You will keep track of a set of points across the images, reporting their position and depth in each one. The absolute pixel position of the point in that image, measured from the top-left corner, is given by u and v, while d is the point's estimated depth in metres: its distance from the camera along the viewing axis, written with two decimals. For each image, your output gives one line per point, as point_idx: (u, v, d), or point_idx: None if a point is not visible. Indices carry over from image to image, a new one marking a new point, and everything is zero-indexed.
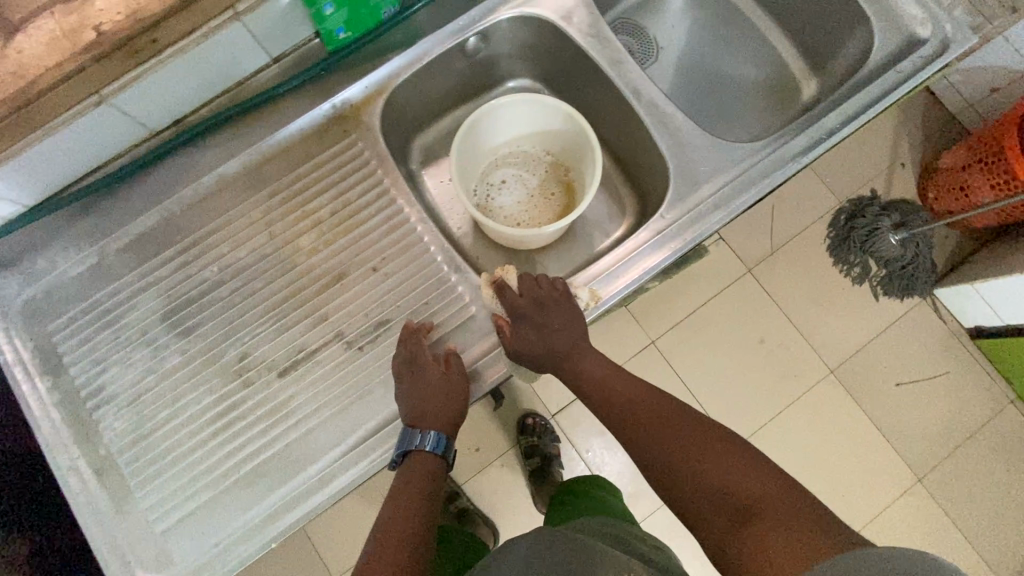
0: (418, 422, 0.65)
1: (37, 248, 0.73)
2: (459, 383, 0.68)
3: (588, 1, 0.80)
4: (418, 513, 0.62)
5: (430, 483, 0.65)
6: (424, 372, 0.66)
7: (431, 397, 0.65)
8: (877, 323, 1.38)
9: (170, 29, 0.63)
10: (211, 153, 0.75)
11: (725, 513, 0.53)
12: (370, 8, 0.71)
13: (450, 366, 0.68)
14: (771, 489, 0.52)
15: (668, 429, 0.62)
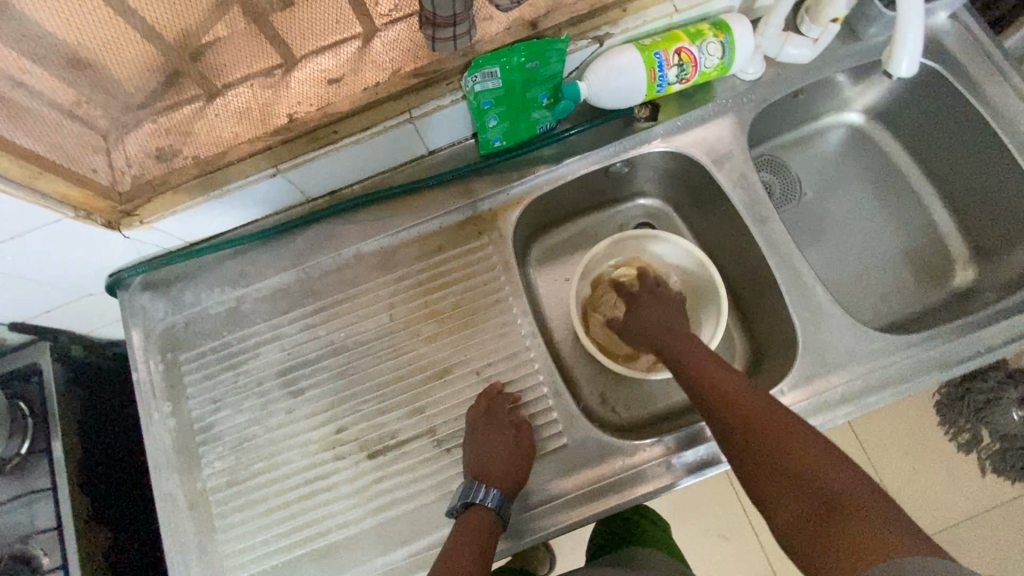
0: (484, 476, 0.66)
1: (186, 280, 0.80)
2: (526, 448, 0.69)
3: (744, 146, 0.78)
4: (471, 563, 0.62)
5: (484, 534, 0.65)
6: (498, 431, 0.68)
7: (500, 455, 0.67)
8: (979, 504, 1.23)
9: (351, 125, 0.70)
10: (356, 227, 0.80)
11: (813, 528, 0.52)
12: (529, 122, 0.77)
13: (521, 432, 0.70)
14: (861, 492, 0.52)
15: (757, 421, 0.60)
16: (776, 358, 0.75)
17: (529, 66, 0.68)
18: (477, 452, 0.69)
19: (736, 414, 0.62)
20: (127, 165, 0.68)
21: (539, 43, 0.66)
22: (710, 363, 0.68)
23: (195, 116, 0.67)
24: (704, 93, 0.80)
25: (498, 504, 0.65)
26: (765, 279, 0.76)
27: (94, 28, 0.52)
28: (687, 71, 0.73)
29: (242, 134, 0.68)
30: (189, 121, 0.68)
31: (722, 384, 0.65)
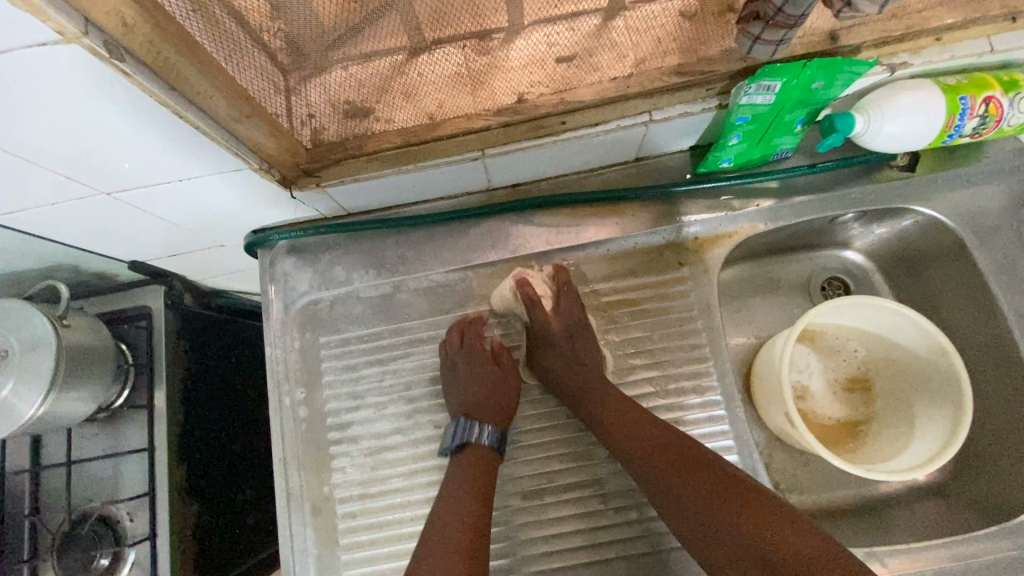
0: (474, 413, 0.63)
1: (336, 253, 0.70)
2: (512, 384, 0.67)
3: (1011, 223, 0.66)
4: (481, 506, 0.59)
5: (489, 469, 0.61)
6: (479, 363, 0.65)
7: (479, 391, 0.64)
8: None
9: (582, 118, 0.59)
10: (538, 229, 0.70)
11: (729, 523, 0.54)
12: (770, 146, 0.65)
13: (499, 361, 0.68)
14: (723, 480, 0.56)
15: (709, 486, 0.56)
16: (1002, 478, 0.65)
17: (812, 86, 0.57)
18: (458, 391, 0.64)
19: (689, 480, 0.57)
20: (310, 113, 0.58)
21: (834, 63, 0.53)
22: (622, 402, 0.63)
23: (395, 70, 0.56)
24: (972, 150, 0.68)
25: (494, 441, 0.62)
26: (1010, 384, 0.65)
27: None
28: (987, 124, 0.61)
29: (456, 105, 0.58)
30: (388, 76, 0.57)
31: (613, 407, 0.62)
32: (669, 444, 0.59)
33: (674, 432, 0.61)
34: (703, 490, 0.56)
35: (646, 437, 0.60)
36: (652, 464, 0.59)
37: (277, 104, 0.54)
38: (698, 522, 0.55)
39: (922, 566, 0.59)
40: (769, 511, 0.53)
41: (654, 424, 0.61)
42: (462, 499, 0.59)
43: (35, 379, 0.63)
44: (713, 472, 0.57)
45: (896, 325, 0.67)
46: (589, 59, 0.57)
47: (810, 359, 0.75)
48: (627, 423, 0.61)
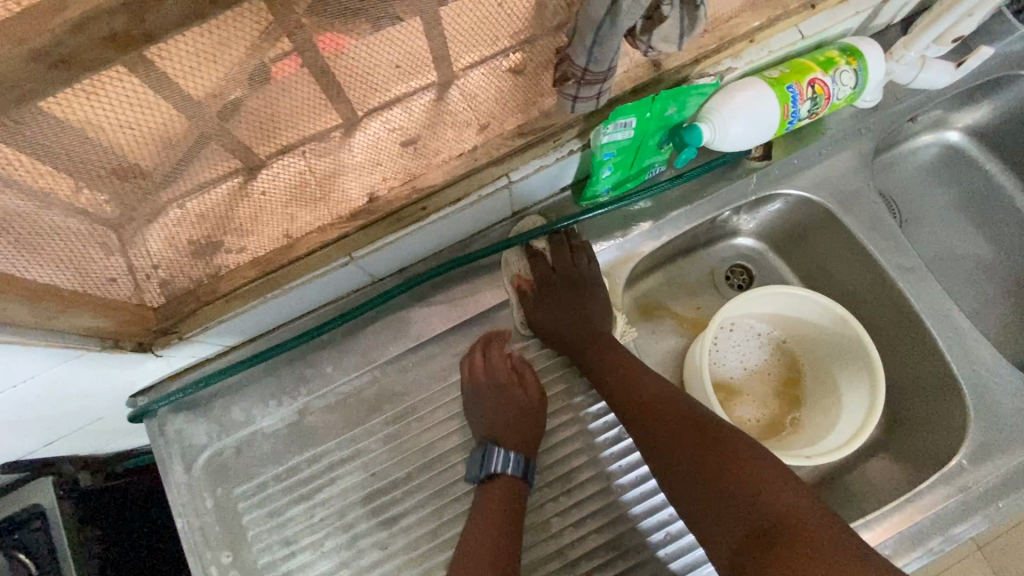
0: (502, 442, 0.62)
1: (231, 393, 0.65)
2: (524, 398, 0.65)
3: (867, 185, 0.70)
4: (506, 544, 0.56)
5: (503, 510, 0.58)
6: (487, 362, 0.66)
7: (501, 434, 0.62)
8: None
9: (441, 198, 0.57)
10: (438, 309, 0.67)
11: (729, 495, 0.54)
12: (642, 167, 0.66)
13: (525, 380, 0.66)
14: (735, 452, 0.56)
15: (705, 440, 0.57)
16: (930, 421, 0.67)
17: (666, 113, 0.59)
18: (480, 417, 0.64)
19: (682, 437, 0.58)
20: (153, 264, 0.49)
21: (683, 90, 0.57)
22: (637, 371, 0.64)
23: (236, 197, 0.47)
24: (816, 126, 0.71)
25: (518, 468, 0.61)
26: (912, 332, 0.67)
27: (136, 115, 0.34)
28: (819, 104, 0.63)
29: (309, 220, 0.54)
30: (230, 206, 0.48)
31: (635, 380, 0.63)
32: (674, 409, 0.60)
33: (672, 399, 0.61)
34: (689, 445, 0.58)
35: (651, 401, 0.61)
36: (648, 420, 0.61)
37: (116, 266, 0.46)
38: (684, 475, 0.57)
39: (884, 537, 0.59)
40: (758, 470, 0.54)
41: (659, 387, 0.63)
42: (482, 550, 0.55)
43: None
44: (713, 431, 0.58)
45: (807, 315, 0.71)
46: (437, 133, 0.52)
47: (733, 349, 0.76)
48: (635, 385, 0.63)
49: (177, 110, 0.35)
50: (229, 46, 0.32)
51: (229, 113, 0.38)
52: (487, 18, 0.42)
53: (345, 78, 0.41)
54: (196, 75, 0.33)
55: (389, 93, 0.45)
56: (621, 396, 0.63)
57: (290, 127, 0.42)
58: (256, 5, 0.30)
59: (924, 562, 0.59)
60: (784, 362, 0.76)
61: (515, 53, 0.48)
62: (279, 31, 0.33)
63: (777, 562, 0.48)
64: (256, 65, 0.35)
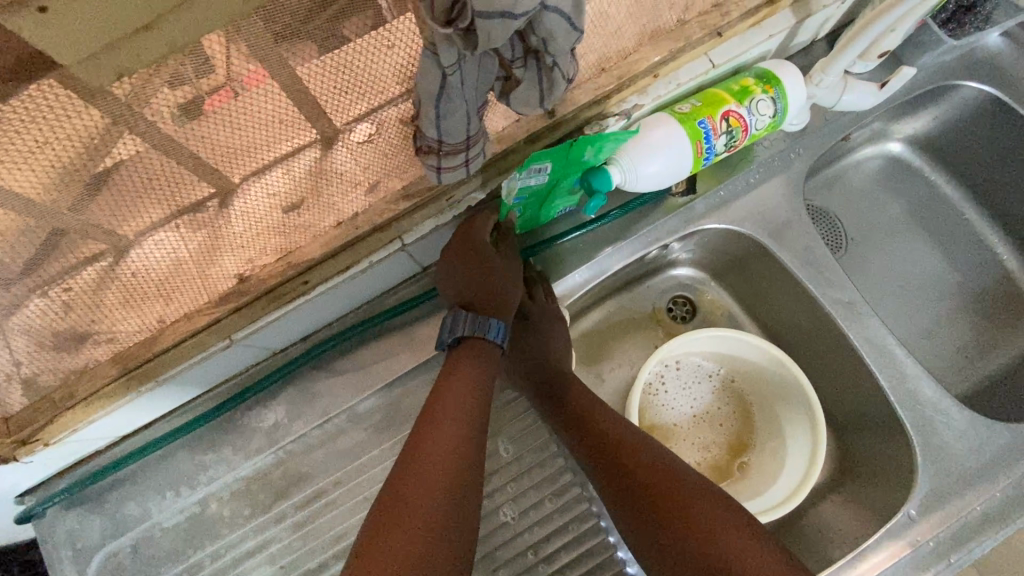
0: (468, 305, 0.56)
1: (125, 486, 0.60)
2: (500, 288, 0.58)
3: (798, 214, 0.66)
4: (468, 420, 0.50)
5: (476, 380, 0.53)
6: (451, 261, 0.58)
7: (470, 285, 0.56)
8: None
9: (325, 270, 0.53)
10: (347, 380, 0.62)
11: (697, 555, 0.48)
12: (552, 208, 0.62)
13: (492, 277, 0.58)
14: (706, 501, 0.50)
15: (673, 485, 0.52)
16: (880, 463, 0.63)
17: (582, 157, 0.55)
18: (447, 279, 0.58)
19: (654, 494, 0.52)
20: (11, 368, 0.44)
21: (594, 138, 0.53)
22: (606, 418, 0.58)
23: (98, 289, 0.42)
24: (742, 155, 0.67)
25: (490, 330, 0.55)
26: (855, 369, 0.63)
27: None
28: (737, 136, 0.59)
29: (180, 307, 0.49)
30: (92, 301, 0.43)
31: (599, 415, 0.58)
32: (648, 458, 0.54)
33: (643, 440, 0.56)
34: (661, 500, 0.51)
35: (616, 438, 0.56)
36: (618, 473, 0.54)
37: None
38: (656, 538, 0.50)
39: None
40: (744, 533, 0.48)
41: (625, 431, 0.57)
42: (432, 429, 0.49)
43: None
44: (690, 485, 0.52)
45: (748, 353, 0.67)
46: (319, 198, 0.48)
47: (675, 392, 0.71)
48: (600, 428, 0.57)
49: (12, 205, 0.32)
50: (81, 111, 0.29)
51: (86, 203, 0.35)
52: (349, 71, 0.38)
53: (206, 151, 0.37)
54: (51, 135, 0.29)
55: (263, 158, 0.41)
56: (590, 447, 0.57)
57: (167, 184, 0.38)
58: (68, 98, 0.27)
59: None
60: (728, 403, 0.71)
61: (402, 103, 0.43)
62: (110, 114, 0.30)
63: None
64: (115, 129, 0.31)
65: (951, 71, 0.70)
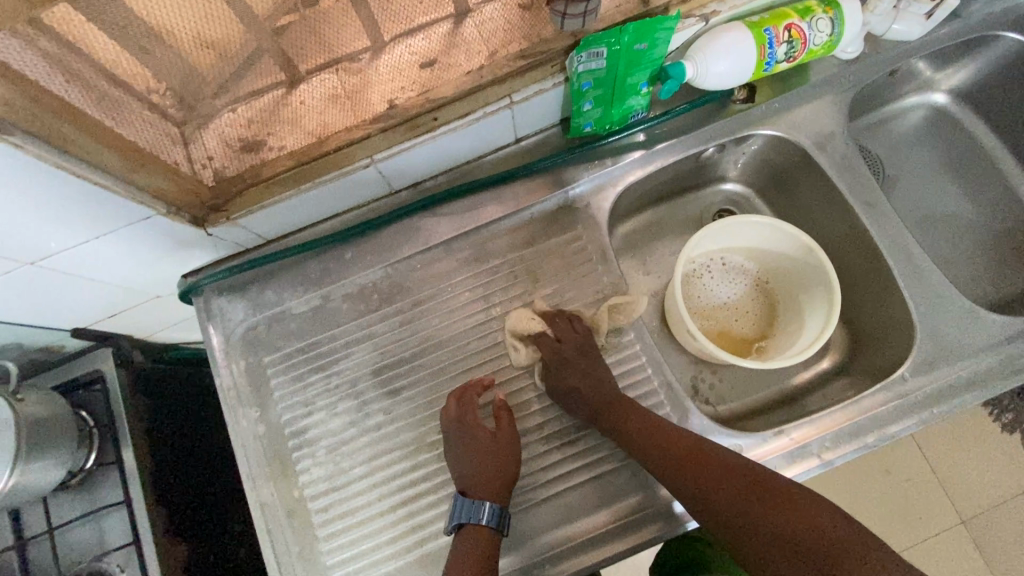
0: (470, 491, 0.64)
1: (265, 280, 0.76)
2: (510, 443, 0.67)
3: (841, 130, 0.77)
4: (504, 470, 0.66)
5: (504, 444, 0.67)
6: (467, 434, 0.67)
7: (481, 457, 0.65)
8: (1008, 477, 1.29)
9: (452, 111, 0.66)
10: (444, 220, 0.76)
11: (766, 528, 0.54)
12: (624, 109, 0.72)
13: (500, 426, 0.68)
14: (757, 478, 0.58)
15: (725, 472, 0.59)
16: (886, 343, 0.74)
17: (637, 48, 0.64)
18: (460, 463, 0.66)
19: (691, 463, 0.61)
20: (207, 157, 0.63)
21: (649, 22, 0.61)
22: (638, 409, 0.66)
23: (282, 102, 0.62)
24: (799, 75, 0.78)
25: (495, 521, 0.63)
26: (873, 265, 0.74)
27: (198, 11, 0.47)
28: (796, 48, 0.71)
29: (338, 121, 0.64)
30: (275, 108, 0.62)
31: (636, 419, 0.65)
32: (711, 463, 0.60)
33: (672, 430, 0.64)
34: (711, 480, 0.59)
35: (652, 430, 0.64)
36: (675, 461, 0.61)
37: (178, 155, 0.60)
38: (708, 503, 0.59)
39: (823, 431, 0.66)
40: (773, 489, 0.56)
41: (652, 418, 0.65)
42: (481, 469, 0.65)
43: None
44: (746, 472, 0.59)
45: (771, 248, 0.79)
46: (451, 57, 0.64)
47: (713, 283, 0.85)
48: (631, 424, 0.65)
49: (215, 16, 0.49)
50: None
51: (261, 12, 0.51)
52: None
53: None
54: None
55: (411, 22, 0.61)
56: (661, 463, 0.62)
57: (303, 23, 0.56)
58: None
59: (858, 453, 0.65)
60: (755, 293, 0.85)
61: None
62: None
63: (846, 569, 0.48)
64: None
65: (1000, 22, 0.78)
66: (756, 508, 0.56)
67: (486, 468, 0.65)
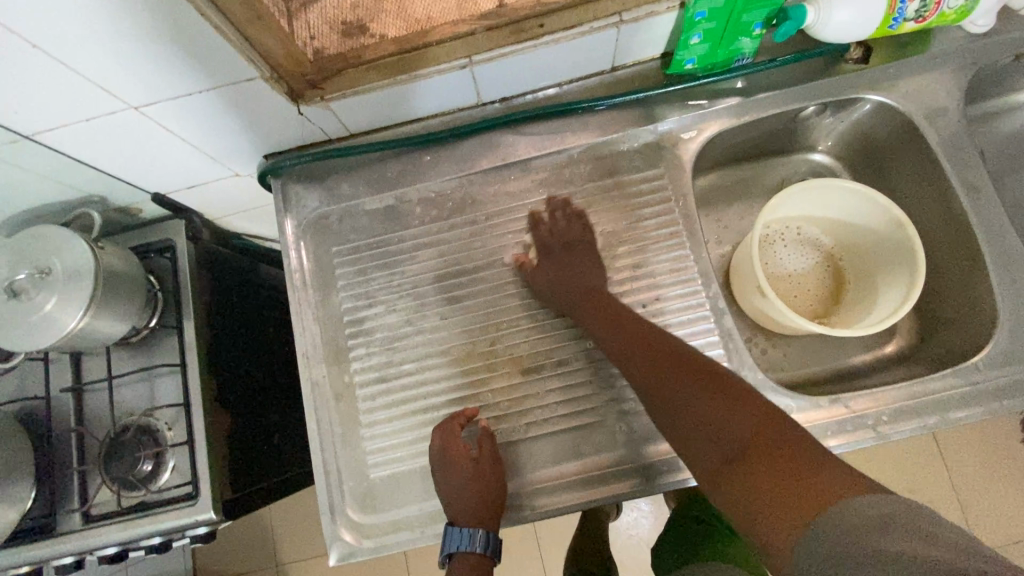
0: (457, 520, 0.64)
1: (344, 172, 0.77)
2: (495, 471, 0.65)
3: (957, 107, 0.72)
4: (490, 499, 0.65)
5: (488, 474, 0.65)
6: (450, 470, 0.64)
7: (470, 490, 0.63)
8: None
9: (560, 20, 0.64)
10: (527, 140, 0.76)
11: (708, 435, 0.54)
12: (732, 48, 0.70)
13: (481, 453, 0.66)
14: (728, 406, 0.55)
15: (693, 391, 0.58)
16: (962, 334, 0.71)
17: None
18: (445, 495, 0.65)
19: (655, 365, 0.62)
20: (310, 37, 0.65)
21: None
22: (618, 312, 0.68)
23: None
24: (920, 43, 0.74)
25: (484, 545, 0.64)
26: (965, 251, 0.71)
27: None
28: (928, 8, 0.67)
29: (443, 16, 0.65)
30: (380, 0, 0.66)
31: (632, 334, 0.65)
32: (682, 386, 0.59)
33: (665, 336, 0.65)
34: (677, 400, 0.58)
35: (642, 333, 0.65)
36: (645, 358, 0.62)
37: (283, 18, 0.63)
38: (669, 414, 0.59)
39: (883, 405, 0.64)
40: (743, 403, 0.55)
41: (647, 329, 0.65)
42: (467, 504, 0.64)
43: (75, 295, 0.71)
44: (722, 390, 0.57)
45: (853, 221, 0.77)
46: None
47: (783, 252, 0.82)
48: (620, 319, 0.67)
49: None
50: None
51: None
52: None
53: None
54: None
55: None
56: (641, 355, 0.63)
57: None
58: None
59: (914, 432, 0.63)
60: (824, 271, 0.82)
61: None
62: None
63: (755, 480, 0.48)
64: None
65: None
66: (706, 431, 0.55)
67: (474, 504, 0.64)
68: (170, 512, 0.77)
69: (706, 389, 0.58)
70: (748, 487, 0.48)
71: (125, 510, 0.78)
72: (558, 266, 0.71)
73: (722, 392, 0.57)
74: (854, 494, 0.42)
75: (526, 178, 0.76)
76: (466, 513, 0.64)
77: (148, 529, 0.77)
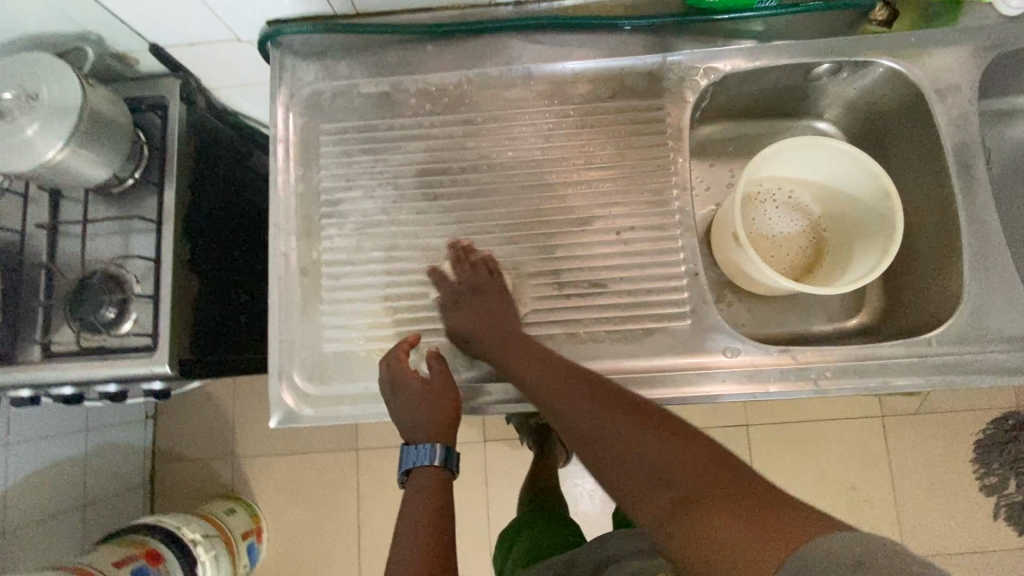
0: (415, 438, 0.65)
1: (344, 51, 0.76)
2: (444, 389, 0.65)
3: (971, 87, 0.71)
4: (443, 417, 0.64)
5: (439, 393, 0.65)
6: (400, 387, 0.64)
7: (421, 406, 0.63)
8: (966, 534, 1.27)
9: None
10: (533, 49, 0.74)
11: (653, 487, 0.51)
12: None
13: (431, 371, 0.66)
14: (666, 457, 0.53)
15: (629, 444, 0.56)
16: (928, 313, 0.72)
17: None
18: (398, 414, 0.65)
19: (604, 406, 0.60)
20: None
21: None
22: (541, 358, 0.64)
23: None
24: (948, 16, 0.72)
25: (444, 459, 0.64)
26: (946, 232, 0.70)
27: None
28: None
29: None
30: None
31: (551, 371, 0.63)
32: (618, 434, 0.57)
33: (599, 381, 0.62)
34: (621, 459, 0.55)
35: (564, 380, 0.62)
36: (580, 407, 0.60)
37: None
38: (610, 476, 0.56)
39: (829, 361, 0.65)
40: (694, 445, 0.54)
41: (581, 373, 0.63)
42: (422, 422, 0.64)
43: (56, 126, 0.70)
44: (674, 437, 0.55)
45: (843, 189, 0.76)
46: None
47: (772, 212, 0.82)
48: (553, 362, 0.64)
49: None
50: None
51: None
52: None
53: None
54: None
55: None
56: (562, 403, 0.61)
57: None
58: None
59: (854, 391, 0.65)
60: (807, 239, 0.82)
61: None
62: None
63: (705, 527, 0.45)
64: None
65: None
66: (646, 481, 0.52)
67: (427, 422, 0.64)
68: (126, 358, 0.79)
69: (650, 439, 0.55)
70: (712, 530, 0.44)
71: (83, 351, 0.79)
72: (475, 306, 0.68)
73: (668, 440, 0.55)
74: (825, 528, 0.41)
75: (525, 88, 0.74)
76: (421, 430, 0.64)
77: (102, 371, 0.79)
